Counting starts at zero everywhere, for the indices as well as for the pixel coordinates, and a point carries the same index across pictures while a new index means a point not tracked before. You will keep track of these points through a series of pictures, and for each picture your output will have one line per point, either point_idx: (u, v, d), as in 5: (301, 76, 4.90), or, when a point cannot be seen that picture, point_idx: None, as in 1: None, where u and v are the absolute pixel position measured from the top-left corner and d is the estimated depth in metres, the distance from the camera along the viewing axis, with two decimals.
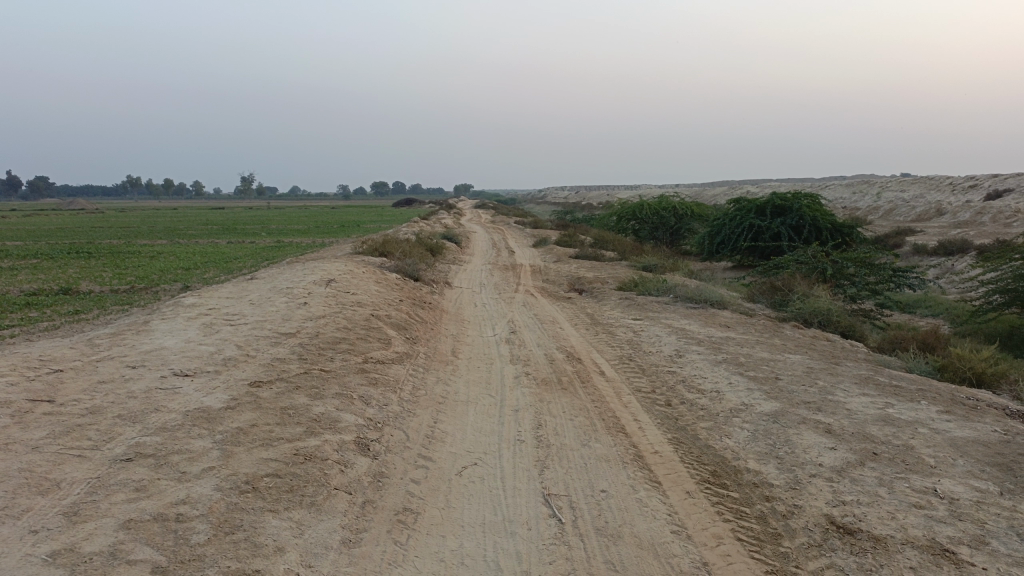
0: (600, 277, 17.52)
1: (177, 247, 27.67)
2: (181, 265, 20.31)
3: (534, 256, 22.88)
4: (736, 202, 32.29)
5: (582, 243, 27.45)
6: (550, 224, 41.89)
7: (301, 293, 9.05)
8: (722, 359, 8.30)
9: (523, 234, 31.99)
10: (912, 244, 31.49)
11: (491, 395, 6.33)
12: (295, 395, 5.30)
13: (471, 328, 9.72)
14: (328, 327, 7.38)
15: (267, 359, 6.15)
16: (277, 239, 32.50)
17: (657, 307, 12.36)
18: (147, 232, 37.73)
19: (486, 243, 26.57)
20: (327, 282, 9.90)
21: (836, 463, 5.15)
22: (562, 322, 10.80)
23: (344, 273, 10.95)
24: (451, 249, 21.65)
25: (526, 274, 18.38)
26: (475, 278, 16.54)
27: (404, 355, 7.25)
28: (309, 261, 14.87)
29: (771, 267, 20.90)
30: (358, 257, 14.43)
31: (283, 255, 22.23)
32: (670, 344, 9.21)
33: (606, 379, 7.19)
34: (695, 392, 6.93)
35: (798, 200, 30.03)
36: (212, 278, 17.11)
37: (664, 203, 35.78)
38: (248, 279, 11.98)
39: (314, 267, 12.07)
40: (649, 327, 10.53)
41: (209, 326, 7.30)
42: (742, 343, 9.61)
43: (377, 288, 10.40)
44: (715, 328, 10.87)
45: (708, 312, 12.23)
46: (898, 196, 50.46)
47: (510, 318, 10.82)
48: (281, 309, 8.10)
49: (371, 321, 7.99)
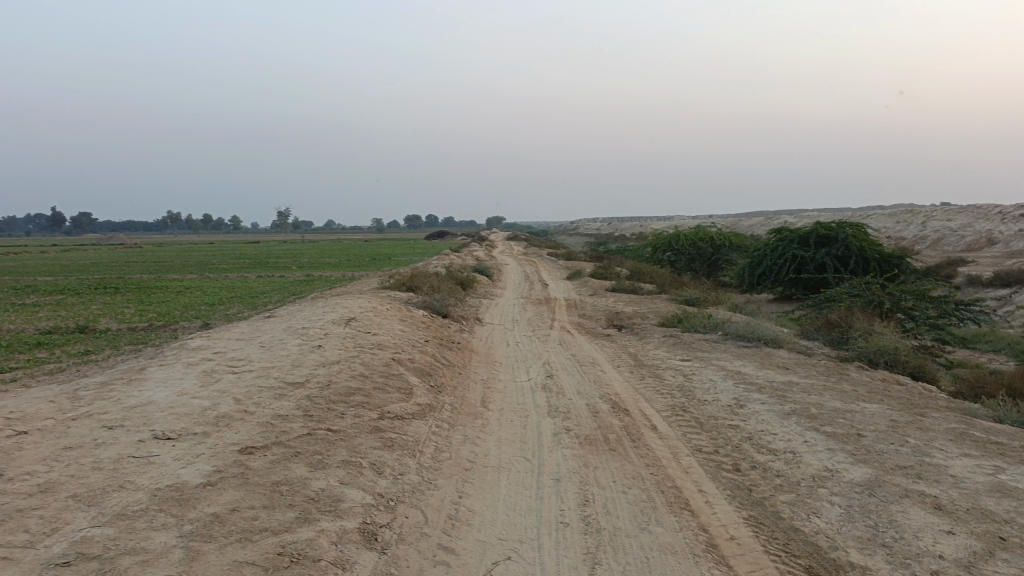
0: (640, 312, 16.51)
1: (205, 281, 27.22)
2: (205, 300, 19.74)
3: (569, 289, 21.92)
4: (777, 232, 31.11)
5: (618, 275, 26.44)
6: (584, 256, 41.01)
7: (317, 335, 8.22)
8: (790, 410, 7.24)
9: (556, 267, 31.16)
10: (965, 275, 29.94)
11: (528, 458, 5.38)
12: (292, 464, 4.41)
13: (503, 372, 8.79)
14: (342, 375, 6.51)
15: (266, 416, 5.29)
16: (307, 273, 32.02)
17: (706, 347, 11.31)
18: (179, 266, 37.64)
19: (519, 276, 25.70)
20: (346, 322, 9.07)
21: (961, 555, 4.10)
22: (604, 363, 9.82)
23: (366, 311, 10.13)
24: (482, 283, 20.81)
25: (561, 309, 17.44)
26: (508, 313, 15.65)
27: (427, 406, 6.34)
28: (332, 297, 14.13)
29: (821, 299, 19.71)
30: (385, 292, 13.62)
31: (310, 290, 21.57)
32: (728, 390, 8.17)
33: (660, 437, 6.19)
34: (766, 452, 5.90)
35: (843, 230, 28.80)
36: (235, 315, 16.47)
37: (702, 234, 34.70)
38: (265, 317, 11.22)
39: (335, 304, 11.28)
40: (701, 370, 9.50)
41: (209, 374, 6.49)
42: (807, 389, 8.54)
43: (401, 327, 9.55)
44: (774, 371, 9.80)
45: (764, 352, 11.15)
46: (945, 225, 48.64)
47: (546, 359, 9.87)
48: (292, 354, 7.26)
49: (390, 367, 7.12)
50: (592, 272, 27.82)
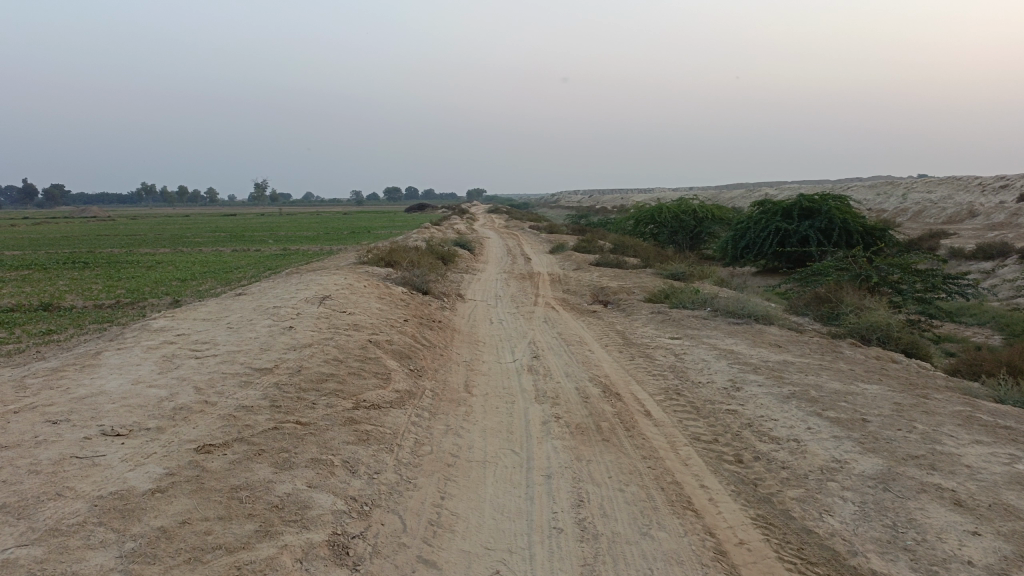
0: (625, 287, 16.12)
1: (178, 255, 26.44)
2: (177, 275, 19.07)
3: (552, 263, 21.49)
4: (760, 204, 30.83)
5: (602, 248, 26.04)
6: (566, 229, 40.56)
7: (289, 315, 7.73)
8: (789, 392, 6.89)
9: (538, 240, 30.67)
10: (948, 248, 29.86)
11: (515, 451, 4.97)
12: (255, 466, 3.96)
13: (486, 352, 8.36)
14: (314, 360, 6.05)
15: (229, 407, 4.83)
16: (284, 247, 31.29)
17: (696, 324, 10.94)
18: (152, 240, 36.66)
19: (501, 250, 25.21)
20: (321, 300, 8.57)
21: (990, 559, 3.76)
22: (591, 343, 9.42)
23: (343, 289, 9.63)
24: (464, 258, 20.31)
25: (544, 284, 17.02)
26: (490, 289, 15.21)
27: (406, 393, 5.90)
28: (308, 272, 13.59)
29: (807, 273, 19.44)
30: (363, 268, 13.11)
31: (286, 264, 20.96)
32: (723, 371, 7.80)
33: (657, 425, 5.80)
34: (768, 442, 5.54)
35: (827, 202, 28.56)
36: (207, 291, 15.87)
37: (684, 206, 34.35)
38: (236, 295, 10.69)
39: (310, 281, 10.76)
40: (692, 348, 9.13)
41: (170, 360, 6.00)
42: (803, 369, 8.21)
43: (379, 306, 9.08)
44: (768, 349, 9.44)
45: (755, 329, 10.80)
46: (926, 198, 48.65)
47: (531, 338, 9.45)
48: (261, 336, 6.78)
49: (367, 350, 6.66)
50: (575, 245, 27.39)
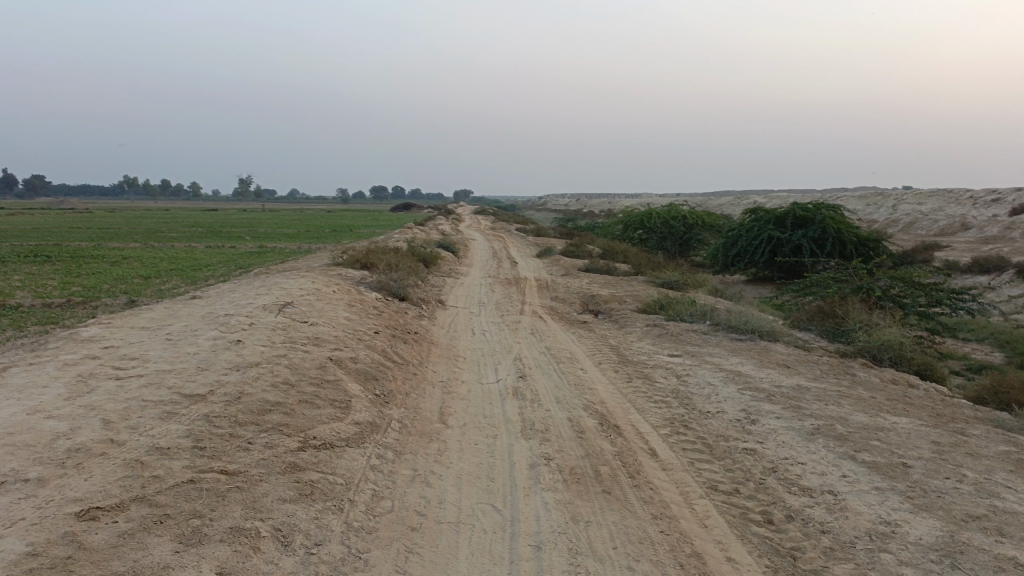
0: (617, 296, 15.20)
1: (148, 251, 25.29)
2: (141, 273, 17.95)
3: (539, 268, 20.56)
4: (752, 212, 30.12)
5: (591, 254, 25.12)
6: (554, 232, 39.69)
7: (240, 325, 6.74)
8: (812, 428, 5.99)
9: (524, 243, 29.72)
10: (942, 260, 29.24)
11: (497, 507, 4.03)
12: (152, 542, 3.00)
13: (466, 371, 7.41)
14: (259, 384, 5.08)
15: (138, 451, 3.86)
16: (261, 244, 30.13)
17: (696, 339, 10.04)
18: (124, 235, 35.33)
19: (486, 253, 24.25)
20: (280, 308, 7.58)
21: None
22: (583, 360, 8.49)
23: (308, 295, 8.64)
24: (447, 260, 19.33)
25: (531, 290, 16.09)
26: (473, 295, 14.26)
27: (368, 426, 4.95)
28: (277, 273, 12.57)
29: (804, 284, 18.63)
30: (336, 270, 12.11)
31: (259, 263, 19.88)
32: (733, 398, 6.89)
33: (666, 470, 4.87)
34: (798, 495, 4.63)
35: (820, 211, 27.88)
36: (169, 291, 14.78)
37: (674, 212, 33.49)
38: (191, 298, 9.65)
39: (274, 284, 9.76)
40: (696, 368, 8.22)
41: (84, 382, 5.00)
42: (820, 396, 7.33)
43: (348, 315, 8.11)
44: (777, 371, 8.56)
45: (760, 346, 9.92)
46: (916, 209, 48.21)
47: (517, 355, 8.51)
48: (202, 352, 5.78)
49: (325, 370, 5.69)
50: (562, 249, 26.49)
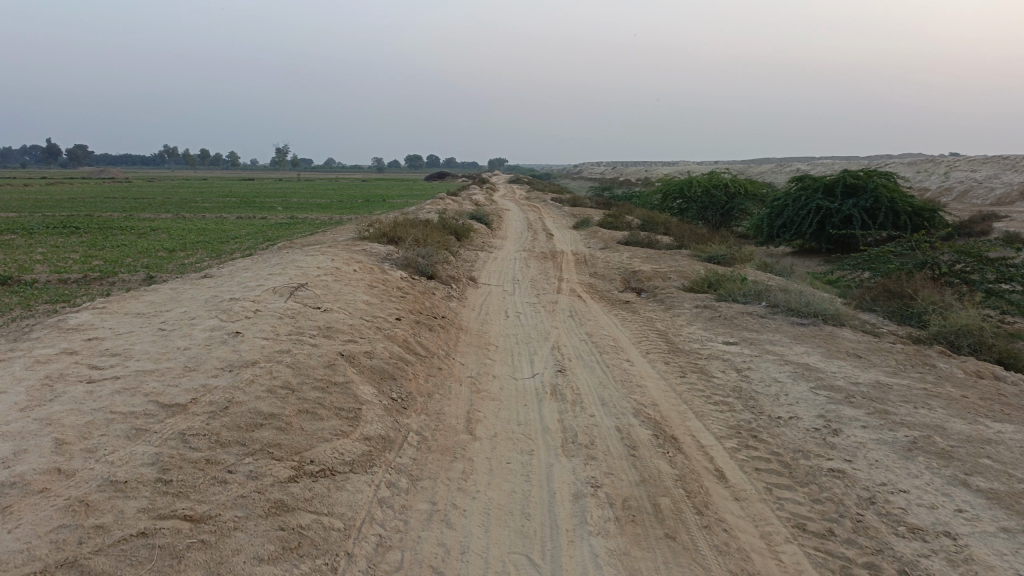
0: (661, 272, 14.21)
1: (177, 222, 24.82)
2: (164, 245, 17.38)
3: (576, 241, 19.59)
4: (799, 180, 28.70)
5: (630, 225, 24.04)
6: (590, 201, 38.53)
7: (243, 312, 5.96)
8: (908, 442, 5.05)
9: (560, 214, 28.69)
10: (1003, 231, 27.61)
11: (535, 560, 3.20)
12: None
13: (498, 364, 6.58)
14: (252, 389, 4.29)
15: (87, 485, 3.10)
16: (291, 214, 29.55)
17: (753, 324, 9.07)
18: (157, 204, 35.13)
19: (521, 224, 23.33)
20: (291, 291, 6.78)
21: None
22: (629, 350, 7.59)
23: (325, 274, 7.85)
24: (479, 232, 18.48)
25: (568, 265, 15.18)
26: (507, 271, 13.40)
27: (379, 443, 4.14)
28: (299, 248, 11.84)
29: (860, 258, 17.44)
30: (360, 245, 11.33)
31: (286, 235, 19.21)
32: (807, 399, 5.95)
33: (741, 503, 3.99)
34: (908, 539, 3.72)
35: (872, 180, 26.40)
36: (190, 265, 14.15)
37: (715, 180, 32.09)
38: (203, 276, 8.94)
39: (291, 262, 8.99)
40: (758, 360, 7.28)
41: (48, 386, 4.25)
42: (905, 397, 6.36)
43: (369, 298, 7.30)
44: (850, 364, 7.58)
45: (825, 333, 8.92)
46: (970, 176, 45.98)
47: (555, 343, 7.65)
48: (193, 347, 5.01)
49: (334, 369, 4.88)
50: (600, 220, 25.45)
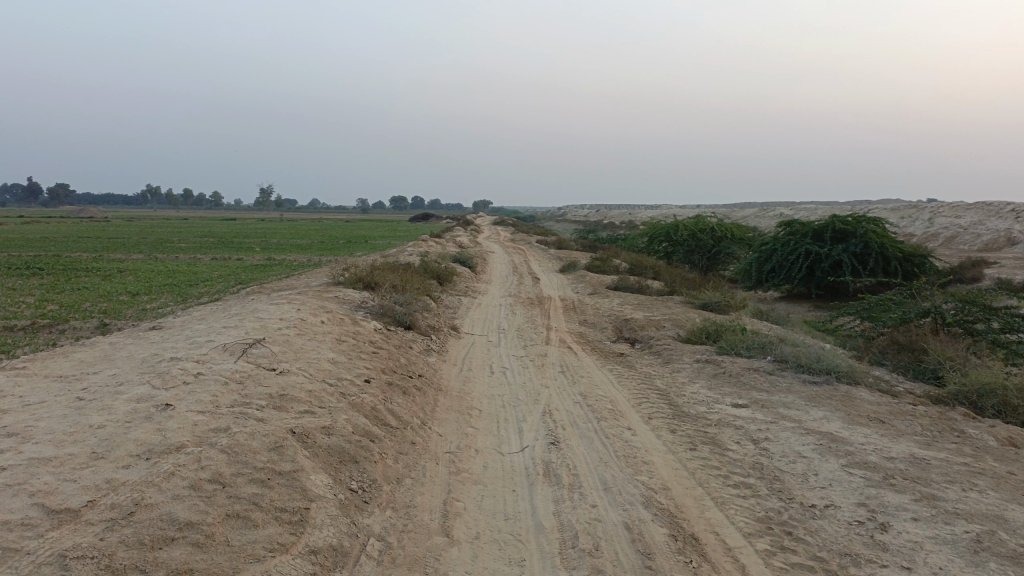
0: (654, 320, 13.42)
1: (147, 263, 23.79)
2: (128, 289, 16.36)
3: (563, 286, 18.81)
4: (787, 225, 28.27)
5: (618, 269, 23.34)
6: (576, 245, 37.90)
7: (182, 377, 5.07)
8: (970, 540, 4.23)
9: (546, 257, 27.97)
10: (994, 278, 27.19)
11: None
12: None
13: (481, 435, 5.70)
14: (170, 485, 3.41)
15: None
16: (269, 256, 28.58)
17: (762, 383, 8.26)
18: (132, 245, 34.01)
19: (506, 267, 22.57)
20: (244, 349, 5.89)
21: None
22: (629, 415, 6.73)
23: (287, 327, 6.96)
24: (463, 277, 17.65)
25: (556, 312, 14.37)
26: (491, 319, 12.57)
27: (329, 559, 3.27)
28: (267, 295, 10.93)
29: (859, 307, 16.78)
30: (332, 292, 10.46)
31: (260, 278, 18.29)
32: (840, 480, 5.13)
33: None
34: None
35: (861, 225, 26.00)
36: (151, 311, 13.15)
37: (702, 224, 31.63)
38: (153, 327, 8.02)
39: (252, 311, 8.09)
40: (776, 429, 6.45)
41: None
42: (949, 475, 5.54)
43: (334, 355, 6.41)
44: (875, 432, 6.77)
45: (841, 394, 8.12)
46: (955, 222, 45.98)
47: (546, 406, 6.78)
48: (110, 424, 4.11)
49: (280, 452, 4.00)
50: (588, 263, 24.73)
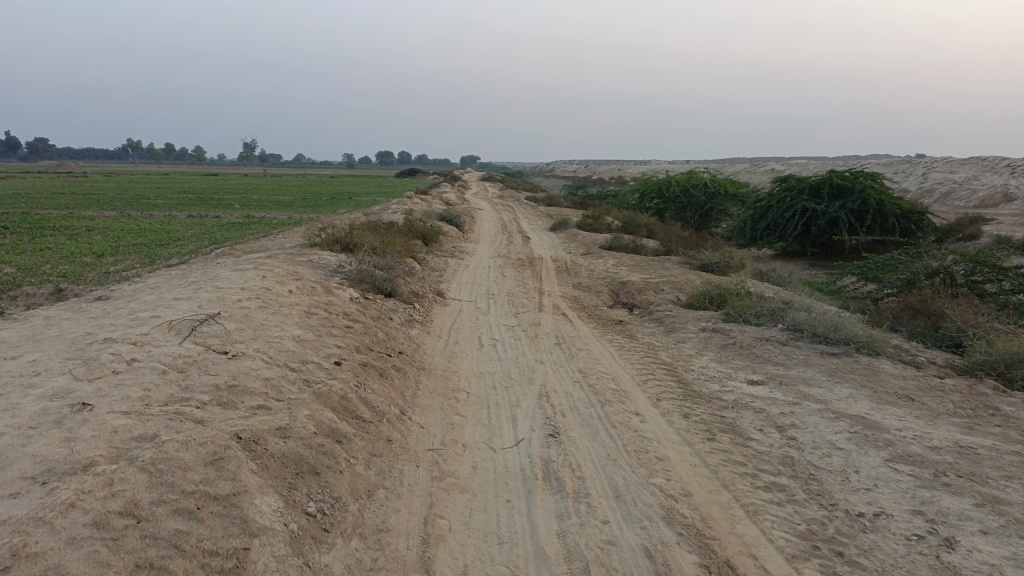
0: (652, 283, 12.65)
1: (120, 221, 22.71)
2: (95, 250, 15.40)
3: (554, 245, 17.98)
4: (783, 181, 27.45)
5: (610, 227, 22.51)
6: (566, 202, 36.92)
7: (111, 365, 4.26)
8: None
9: (536, 215, 27.05)
10: (993, 235, 26.59)
11: None
12: None
13: (468, 427, 4.92)
14: (66, 524, 2.64)
15: None
16: (248, 214, 27.49)
17: (777, 355, 7.54)
18: (107, 202, 32.74)
19: (495, 226, 21.68)
20: (193, 326, 5.07)
21: None
22: (635, 395, 5.98)
23: (248, 299, 6.12)
24: (450, 237, 16.79)
25: (549, 274, 13.57)
26: (480, 282, 11.76)
27: None
28: (236, 258, 10.06)
29: (863, 268, 16.05)
30: (306, 255, 9.60)
31: (235, 238, 17.34)
32: (887, 483, 4.41)
33: None
34: None
35: (859, 181, 25.21)
36: (114, 274, 12.23)
37: (695, 179, 30.73)
38: (102, 297, 7.17)
39: (212, 277, 7.22)
40: (802, 413, 5.72)
41: None
42: (1007, 469, 4.82)
43: (300, 331, 5.60)
44: (908, 414, 6.07)
45: (863, 367, 7.42)
46: (949, 178, 45.28)
47: (542, 387, 6.01)
48: (9, 432, 3.32)
49: (219, 468, 3.21)
50: (579, 221, 23.89)
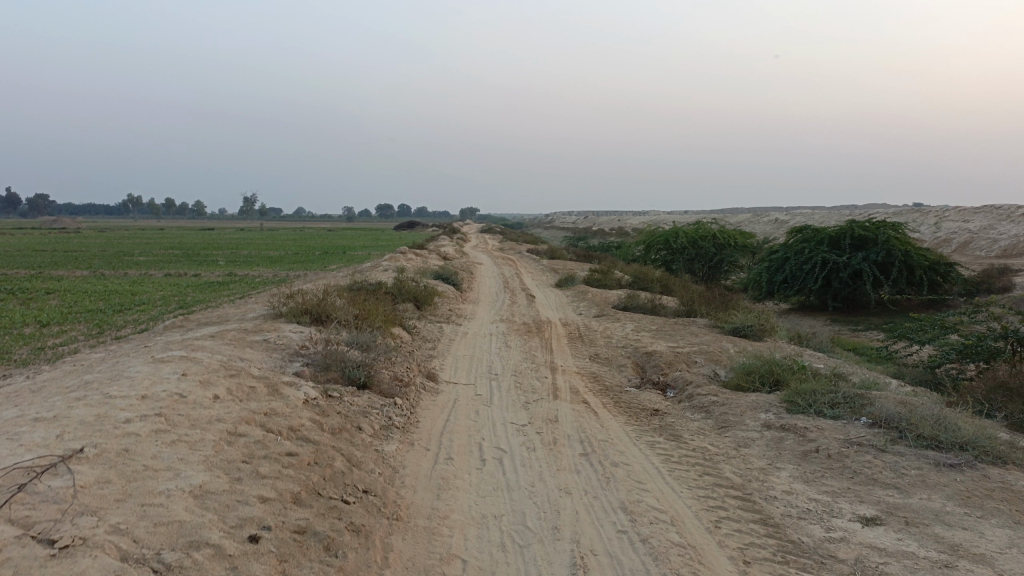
0: (682, 354, 10.70)
1: (88, 281, 20.80)
2: (40, 319, 13.45)
3: (562, 305, 16.09)
4: (798, 232, 25.68)
5: (620, 283, 20.65)
6: (569, 254, 35.20)
7: None
8: None
9: (540, 270, 25.25)
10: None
11: None
12: None
13: None
14: None
15: None
16: (231, 271, 25.59)
17: (882, 474, 5.56)
18: (86, 259, 31.16)
19: (496, 283, 19.80)
20: (19, 485, 3.16)
21: None
22: (714, 562, 4.01)
23: (141, 419, 4.18)
24: (445, 298, 14.91)
25: (559, 343, 11.64)
26: (479, 357, 9.83)
27: None
28: (179, 333, 8.14)
29: (913, 332, 14.10)
30: (263, 332, 7.70)
31: (205, 301, 15.43)
32: None
33: None
34: None
35: (882, 231, 23.47)
36: (44, 352, 10.24)
37: (703, 230, 29.04)
38: None
39: (115, 373, 5.28)
40: None
41: None
42: None
43: (206, 475, 3.67)
44: None
45: (1001, 488, 5.42)
46: (964, 227, 43.57)
47: (576, 548, 4.03)
48: None
49: None
50: (587, 276, 22.09)
